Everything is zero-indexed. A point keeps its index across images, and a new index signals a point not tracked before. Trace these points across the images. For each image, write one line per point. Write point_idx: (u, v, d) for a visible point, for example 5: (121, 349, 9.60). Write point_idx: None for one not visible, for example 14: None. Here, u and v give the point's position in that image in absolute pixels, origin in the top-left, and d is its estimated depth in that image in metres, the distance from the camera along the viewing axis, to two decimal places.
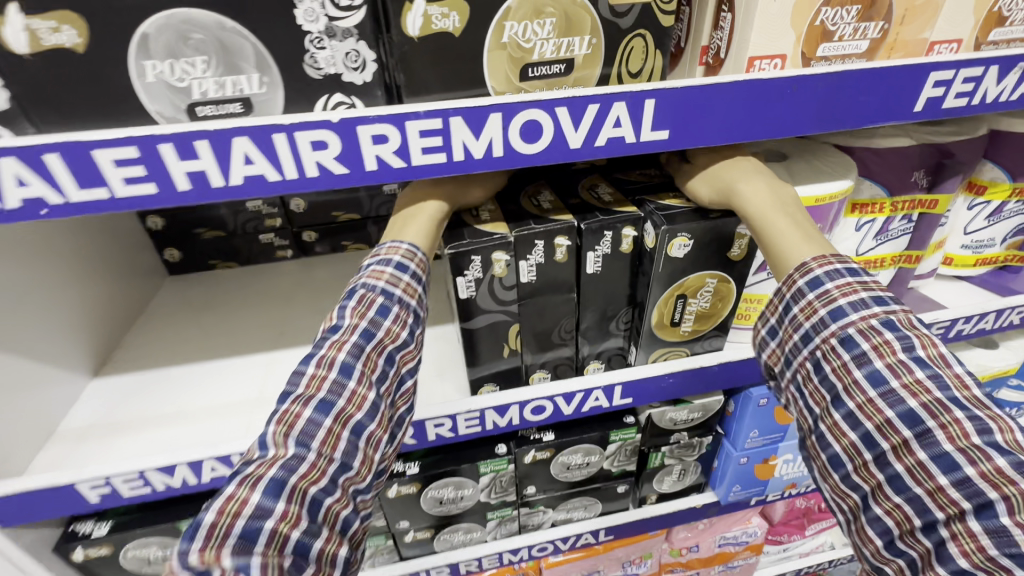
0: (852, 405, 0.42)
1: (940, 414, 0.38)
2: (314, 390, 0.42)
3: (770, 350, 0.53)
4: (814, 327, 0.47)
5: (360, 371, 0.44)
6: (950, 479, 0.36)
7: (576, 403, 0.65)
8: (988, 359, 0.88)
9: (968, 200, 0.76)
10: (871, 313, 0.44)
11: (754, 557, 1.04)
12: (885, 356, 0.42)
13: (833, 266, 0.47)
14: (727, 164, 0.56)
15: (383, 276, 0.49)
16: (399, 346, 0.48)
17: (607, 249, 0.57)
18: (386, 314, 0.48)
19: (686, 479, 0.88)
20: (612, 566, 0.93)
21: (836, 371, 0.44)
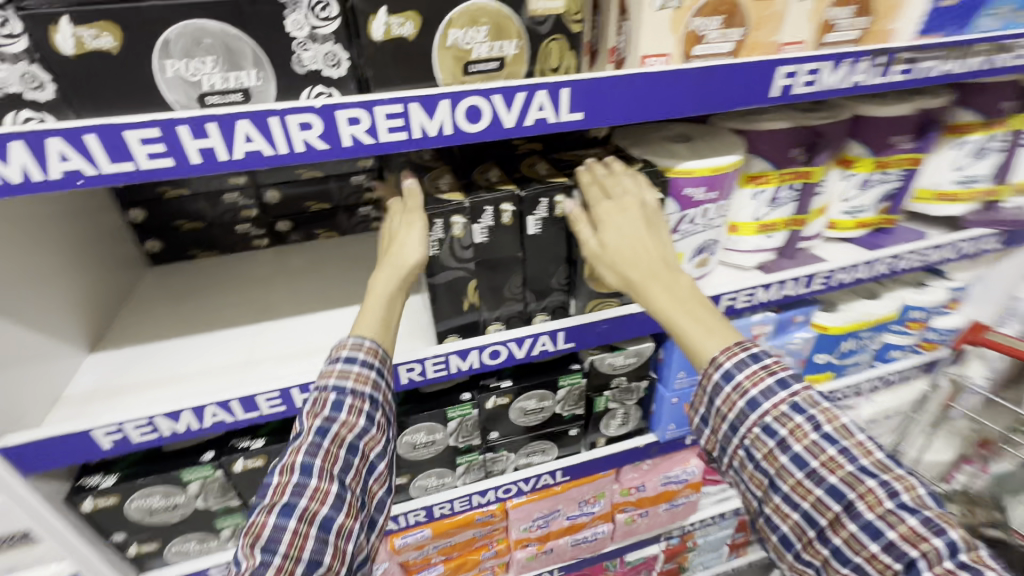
0: (787, 488, 0.53)
1: (820, 453, 0.52)
2: (278, 497, 0.52)
3: (704, 434, 0.63)
4: (738, 417, 0.57)
5: (318, 467, 0.53)
6: (879, 545, 0.48)
7: (527, 348, 0.78)
8: (873, 307, 1.06)
9: (841, 172, 0.93)
10: (779, 399, 0.55)
11: (695, 496, 1.18)
12: (801, 440, 0.53)
13: (739, 357, 0.57)
14: (630, 261, 0.64)
15: (332, 375, 0.59)
16: (358, 434, 0.57)
17: (544, 213, 0.70)
18: (340, 407, 0.57)
19: (629, 422, 1.01)
20: (569, 506, 1.06)
21: (766, 458, 0.55)
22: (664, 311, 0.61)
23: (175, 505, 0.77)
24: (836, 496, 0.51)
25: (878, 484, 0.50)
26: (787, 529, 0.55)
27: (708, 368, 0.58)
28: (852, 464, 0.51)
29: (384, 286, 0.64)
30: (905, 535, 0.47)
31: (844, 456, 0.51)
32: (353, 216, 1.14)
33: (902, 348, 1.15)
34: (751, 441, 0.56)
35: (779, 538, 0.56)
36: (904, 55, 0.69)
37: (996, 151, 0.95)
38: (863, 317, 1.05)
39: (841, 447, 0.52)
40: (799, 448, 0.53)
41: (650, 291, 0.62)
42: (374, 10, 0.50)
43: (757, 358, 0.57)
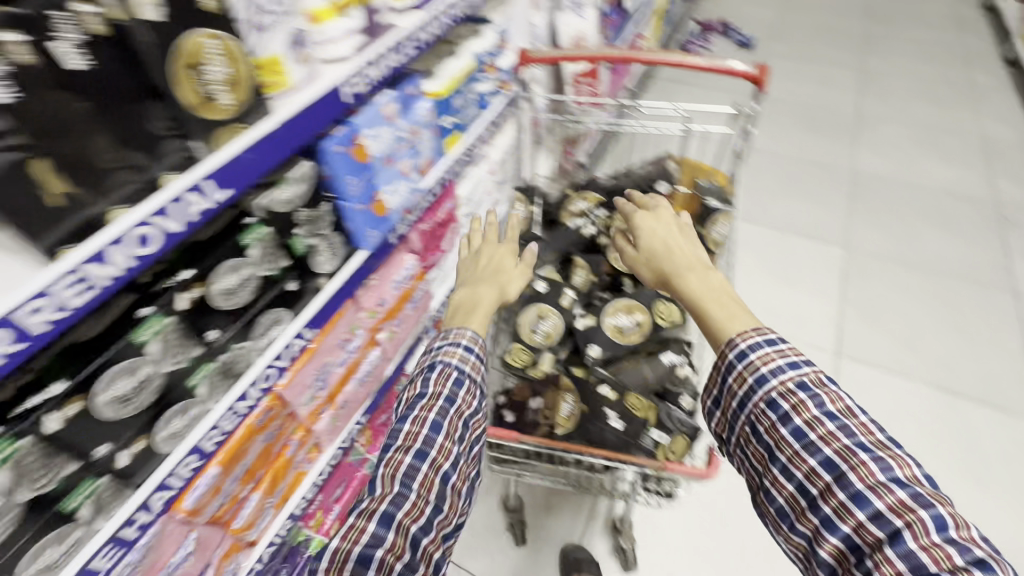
0: (786, 459, 0.80)
1: (820, 428, 0.78)
2: (402, 453, 0.89)
3: (720, 416, 0.93)
4: (747, 394, 0.86)
5: (443, 426, 0.92)
6: (868, 514, 0.71)
7: (178, 216, 0.67)
8: (455, 64, 1.27)
9: None
10: (785, 380, 0.83)
11: (422, 286, 1.38)
12: (801, 414, 0.80)
13: (774, 364, 0.85)
14: (666, 262, 1.06)
15: (455, 359, 1.00)
16: (470, 413, 0.98)
17: (77, 33, 0.52)
18: (458, 387, 0.97)
19: (335, 251, 1.02)
20: (333, 353, 1.08)
21: (769, 429, 0.82)
22: (689, 296, 1.00)
23: None
24: (827, 468, 0.75)
25: (868, 461, 0.74)
26: (783, 501, 0.81)
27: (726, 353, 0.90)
28: (848, 441, 0.76)
29: (488, 303, 1.12)
30: (892, 505, 0.70)
31: (837, 432, 0.77)
32: None
33: (492, 92, 1.45)
34: (758, 415, 0.85)
35: (778, 507, 0.81)
36: None
37: None
38: (453, 74, 1.25)
39: (838, 426, 0.77)
40: (799, 422, 0.80)
41: (675, 283, 1.03)
42: None
43: (771, 342, 0.87)
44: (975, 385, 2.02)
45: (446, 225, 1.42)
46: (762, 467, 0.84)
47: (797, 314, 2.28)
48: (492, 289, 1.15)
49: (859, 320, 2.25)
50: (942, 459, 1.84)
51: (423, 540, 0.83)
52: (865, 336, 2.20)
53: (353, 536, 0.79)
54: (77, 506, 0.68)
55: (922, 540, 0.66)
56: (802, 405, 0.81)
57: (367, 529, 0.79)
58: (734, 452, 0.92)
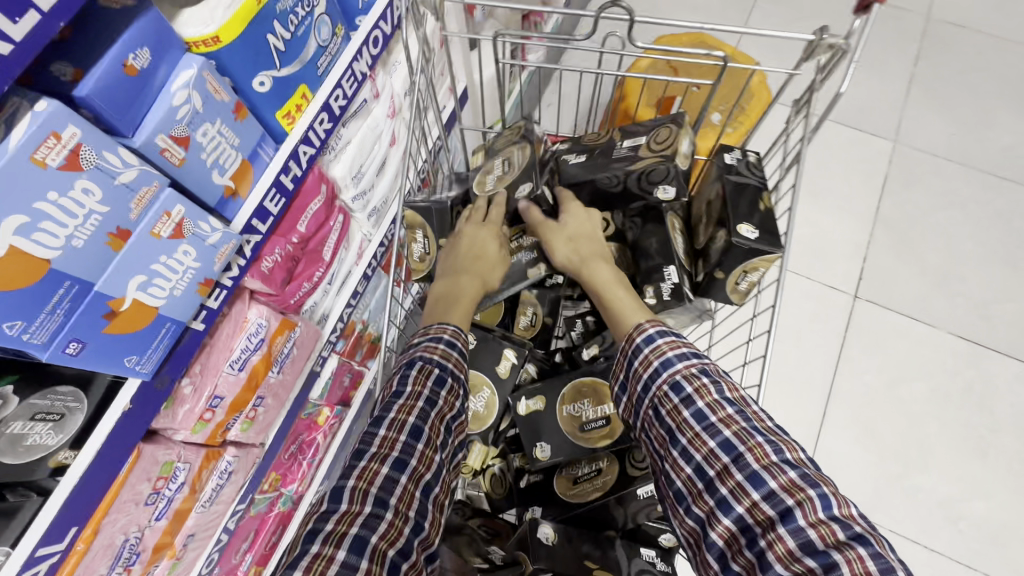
0: (685, 441, 0.59)
1: (719, 410, 0.58)
2: (365, 478, 0.58)
3: (621, 401, 0.69)
4: (652, 376, 0.64)
5: (426, 433, 0.64)
6: (760, 494, 0.52)
7: None
8: None
9: None
10: (690, 363, 0.63)
11: (297, 330, 0.91)
12: (704, 396, 0.59)
13: (680, 348, 0.64)
14: (585, 249, 0.78)
15: (434, 350, 0.70)
16: (454, 415, 0.69)
17: None
18: (441, 385, 0.68)
19: (59, 412, 0.57)
20: (139, 518, 0.71)
21: (670, 411, 0.60)
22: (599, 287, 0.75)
23: None
24: (725, 449, 0.56)
25: (765, 442, 0.55)
26: (679, 486, 0.58)
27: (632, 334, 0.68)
28: (744, 421, 0.57)
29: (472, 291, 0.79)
30: (785, 484, 0.52)
31: (736, 413, 0.58)
32: None
33: None
34: (660, 399, 0.62)
35: (673, 493, 0.59)
36: None
37: None
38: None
39: (738, 407, 0.58)
40: (701, 404, 0.59)
41: (590, 275, 0.77)
42: None
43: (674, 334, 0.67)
44: (1007, 335, 1.71)
45: (314, 232, 0.89)
46: (659, 448, 0.62)
47: (816, 241, 1.82)
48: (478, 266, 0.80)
49: (889, 249, 1.81)
50: (949, 426, 1.62)
51: (403, 567, 0.54)
52: (893, 271, 1.79)
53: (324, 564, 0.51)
54: None
55: (813, 520, 0.49)
56: (705, 386, 0.60)
57: (338, 559, 0.51)
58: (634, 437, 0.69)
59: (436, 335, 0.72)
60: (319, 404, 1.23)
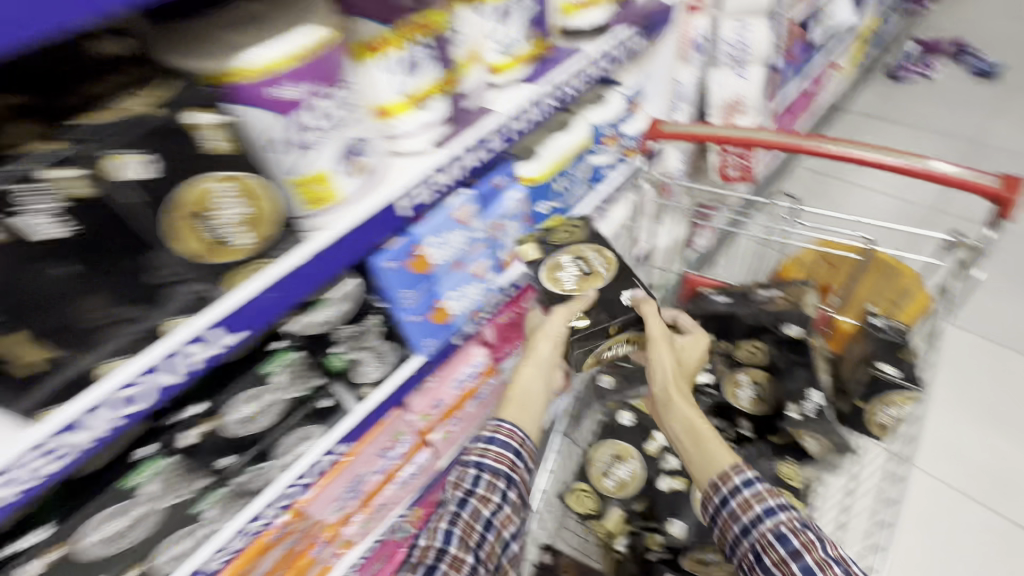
0: (771, 561, 0.70)
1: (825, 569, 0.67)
2: (421, 559, 0.77)
3: (714, 530, 0.79)
4: (753, 520, 0.74)
5: (455, 538, 0.77)
6: None
7: (175, 368, 0.60)
8: (565, 139, 1.07)
9: (473, 9, 0.82)
10: (790, 514, 0.73)
11: (494, 379, 1.21)
12: (812, 553, 0.68)
13: (777, 500, 0.75)
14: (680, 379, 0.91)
15: (471, 455, 0.85)
16: (493, 511, 0.80)
17: (55, 204, 0.46)
18: (478, 483, 0.82)
19: (387, 358, 0.92)
20: (372, 462, 0.99)
21: (778, 563, 0.70)
22: (694, 424, 0.86)
23: None
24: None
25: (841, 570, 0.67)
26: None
27: (729, 475, 0.78)
28: (822, 551, 0.69)
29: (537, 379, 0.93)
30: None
31: (813, 542, 0.70)
32: None
33: (612, 164, 1.19)
34: (763, 544, 0.72)
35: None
36: None
37: None
38: (559, 155, 1.06)
39: (814, 535, 0.71)
40: (809, 560, 0.68)
41: (677, 402, 0.89)
42: None
43: (748, 484, 0.77)
44: None
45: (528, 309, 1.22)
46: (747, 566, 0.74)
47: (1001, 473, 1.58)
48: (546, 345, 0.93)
49: None
50: None
51: None
52: None
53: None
54: None
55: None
56: (812, 543, 0.70)
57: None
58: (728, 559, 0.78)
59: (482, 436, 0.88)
60: None
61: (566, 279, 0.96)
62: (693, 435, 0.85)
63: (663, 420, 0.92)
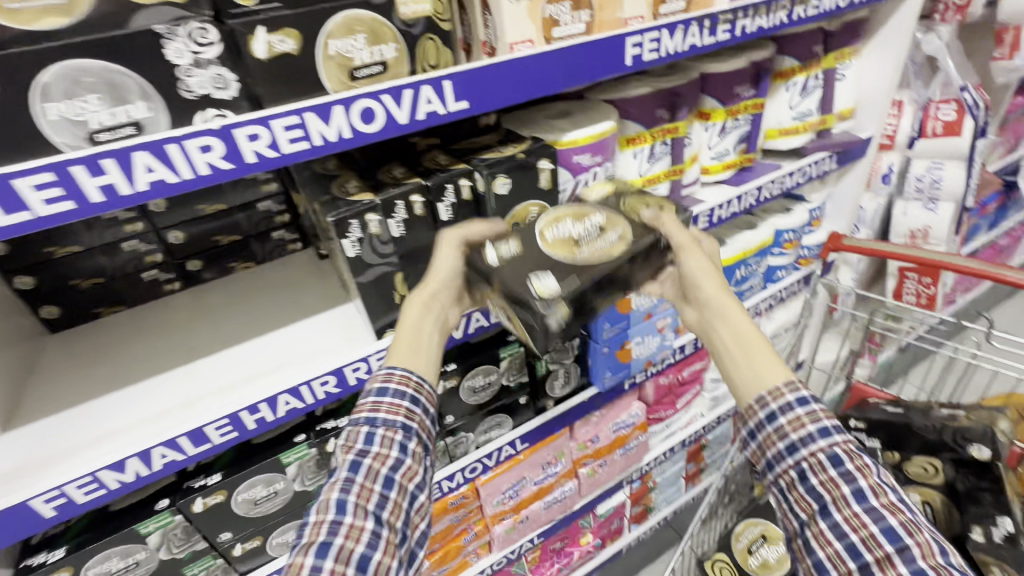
0: (839, 518, 0.56)
1: (881, 496, 0.56)
2: (314, 536, 0.56)
3: (751, 447, 0.68)
4: (803, 439, 0.63)
5: (352, 505, 0.59)
6: None
7: (462, 326, 0.84)
8: (752, 236, 1.22)
9: (702, 124, 1.07)
10: (849, 440, 0.61)
11: (644, 436, 1.31)
12: (866, 477, 0.58)
13: (805, 430, 0.63)
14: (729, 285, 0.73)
15: (363, 408, 0.66)
16: (390, 466, 0.63)
17: (453, 199, 0.75)
18: (370, 441, 0.64)
19: (572, 380, 1.10)
20: (534, 470, 1.13)
21: (825, 484, 0.59)
22: (747, 330, 0.68)
23: (138, 563, 0.74)
24: (853, 553, 0.54)
25: (933, 540, 0.52)
26: (823, 557, 0.57)
27: (781, 390, 0.65)
28: (877, 478, 0.58)
29: (429, 333, 0.72)
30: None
31: (871, 468, 0.59)
32: (266, 242, 1.14)
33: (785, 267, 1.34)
34: (812, 465, 0.61)
35: (812, 562, 0.57)
36: (724, 18, 0.82)
37: (818, 87, 1.13)
38: (745, 246, 1.21)
39: (898, 497, 0.57)
40: (894, 521, 0.54)
41: (740, 316, 0.69)
42: (251, 31, 0.52)
43: (803, 401, 0.64)
44: None
45: (682, 379, 1.34)
46: (800, 512, 0.61)
47: None
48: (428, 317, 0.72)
49: None
50: None
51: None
52: None
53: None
54: None
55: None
56: (868, 468, 0.59)
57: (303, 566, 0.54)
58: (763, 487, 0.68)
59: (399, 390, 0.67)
60: (590, 525, 1.43)
61: (564, 234, 0.71)
62: (743, 339, 0.69)
63: (705, 330, 0.74)
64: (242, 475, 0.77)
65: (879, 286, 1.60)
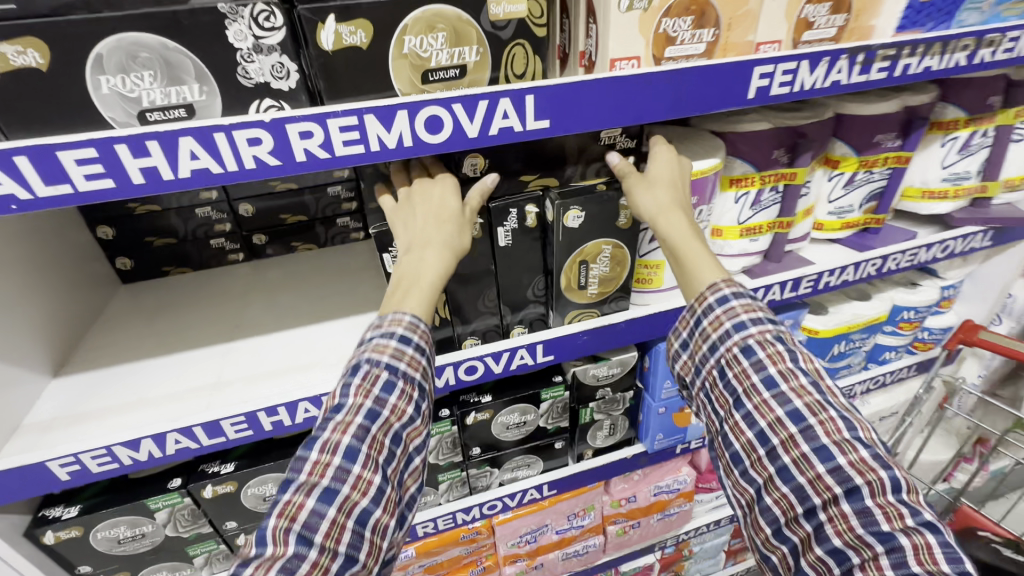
0: (750, 407, 0.54)
1: (791, 379, 0.53)
2: (317, 477, 0.48)
3: (681, 359, 0.65)
4: (721, 337, 0.59)
5: (364, 455, 0.50)
6: (825, 467, 0.48)
7: (504, 362, 0.76)
8: (863, 308, 1.03)
9: (827, 172, 0.91)
10: (765, 328, 0.57)
11: (688, 504, 1.17)
12: (776, 363, 0.54)
13: (723, 327, 0.59)
14: (680, 190, 0.66)
15: (387, 351, 0.55)
16: (404, 422, 0.54)
17: (515, 224, 0.68)
18: (390, 390, 0.54)
19: (617, 434, 0.99)
20: (558, 519, 1.04)
21: (738, 375, 0.56)
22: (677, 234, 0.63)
23: (144, 534, 0.74)
24: (761, 440, 0.52)
25: (838, 416, 0.50)
26: (738, 446, 0.54)
27: (705, 294, 0.61)
28: (792, 361, 0.54)
29: (436, 271, 0.59)
30: (853, 462, 0.47)
31: (786, 353, 0.55)
32: (331, 227, 1.13)
33: (896, 348, 1.13)
34: (727, 360, 0.57)
35: (728, 453, 0.55)
36: (884, 52, 0.67)
37: (983, 146, 0.92)
38: (853, 320, 1.02)
39: (811, 380, 0.53)
40: (799, 403, 0.52)
41: (670, 222, 0.63)
42: (320, 18, 0.47)
43: (722, 301, 0.60)
44: None
45: None
46: (719, 410, 0.58)
47: None
48: (443, 228, 0.61)
49: None
50: None
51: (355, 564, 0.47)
52: None
53: (334, 536, 0.47)
54: None
55: (881, 501, 0.45)
56: (780, 353, 0.55)
57: (303, 508, 0.46)
58: (691, 396, 0.65)
59: (411, 333, 0.58)
60: None
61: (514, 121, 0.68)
62: (672, 248, 0.64)
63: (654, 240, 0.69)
64: (253, 472, 0.74)
65: (1011, 389, 1.31)
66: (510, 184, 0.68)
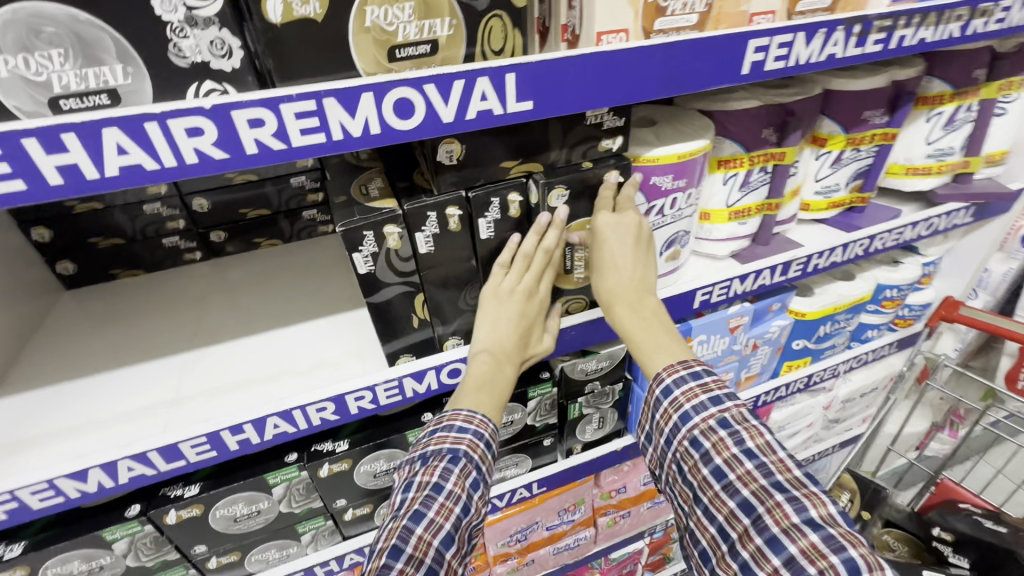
0: (706, 500, 0.55)
1: (737, 467, 0.54)
2: (421, 553, 0.52)
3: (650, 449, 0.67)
4: (672, 429, 0.60)
5: (456, 543, 0.55)
6: (780, 559, 0.47)
7: None
8: (848, 289, 1.03)
9: (814, 151, 0.88)
10: (710, 413, 0.58)
11: None
12: (721, 452, 0.55)
13: (673, 419, 0.60)
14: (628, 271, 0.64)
15: (479, 450, 0.60)
16: (480, 518, 0.60)
17: (496, 215, 0.63)
18: (477, 486, 0.59)
19: (606, 426, 0.96)
20: (549, 516, 1.01)
21: (691, 470, 0.57)
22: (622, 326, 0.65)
23: (102, 567, 0.68)
24: (722, 536, 0.53)
25: (785, 499, 0.50)
26: (705, 544, 0.55)
27: (652, 383, 0.63)
28: (737, 447, 0.55)
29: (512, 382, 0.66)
30: (805, 550, 0.47)
31: (730, 439, 0.56)
32: (297, 220, 1.05)
33: (878, 327, 1.13)
34: (681, 454, 0.59)
35: (698, 551, 0.56)
36: (880, 24, 0.63)
37: (967, 121, 0.91)
38: (839, 301, 1.01)
39: (758, 462, 0.53)
40: (746, 491, 0.52)
41: (612, 315, 0.65)
42: None
43: (666, 392, 0.61)
44: None
45: None
46: (683, 504, 0.59)
47: None
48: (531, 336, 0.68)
49: None
50: None
51: None
52: None
53: None
54: (303, 532, 0.80)
55: None
56: (723, 440, 0.56)
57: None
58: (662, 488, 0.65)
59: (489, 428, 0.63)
60: (599, 568, 1.30)
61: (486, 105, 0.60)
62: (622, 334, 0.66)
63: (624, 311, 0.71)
64: (220, 493, 0.69)
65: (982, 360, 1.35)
66: (492, 169, 0.60)
